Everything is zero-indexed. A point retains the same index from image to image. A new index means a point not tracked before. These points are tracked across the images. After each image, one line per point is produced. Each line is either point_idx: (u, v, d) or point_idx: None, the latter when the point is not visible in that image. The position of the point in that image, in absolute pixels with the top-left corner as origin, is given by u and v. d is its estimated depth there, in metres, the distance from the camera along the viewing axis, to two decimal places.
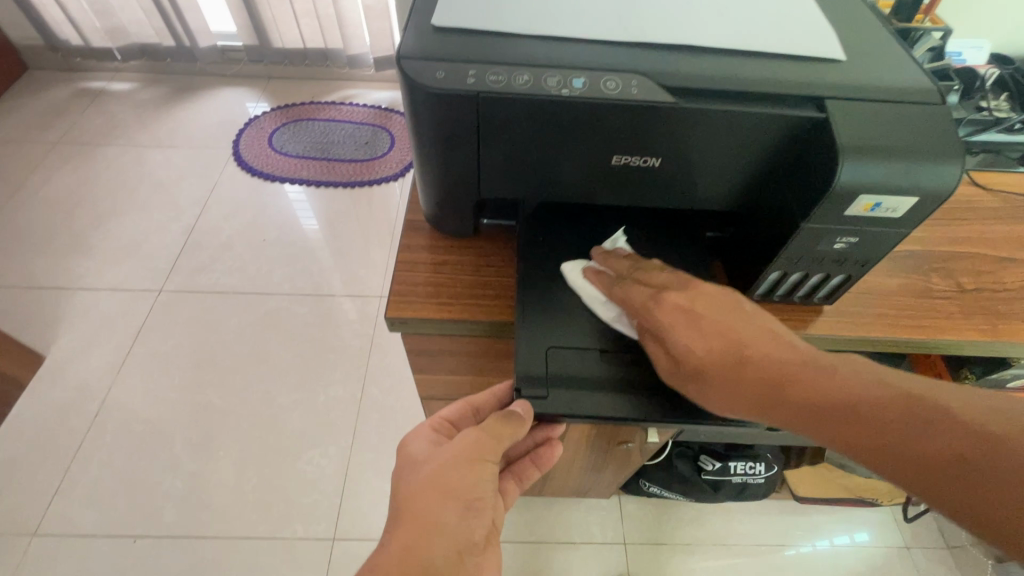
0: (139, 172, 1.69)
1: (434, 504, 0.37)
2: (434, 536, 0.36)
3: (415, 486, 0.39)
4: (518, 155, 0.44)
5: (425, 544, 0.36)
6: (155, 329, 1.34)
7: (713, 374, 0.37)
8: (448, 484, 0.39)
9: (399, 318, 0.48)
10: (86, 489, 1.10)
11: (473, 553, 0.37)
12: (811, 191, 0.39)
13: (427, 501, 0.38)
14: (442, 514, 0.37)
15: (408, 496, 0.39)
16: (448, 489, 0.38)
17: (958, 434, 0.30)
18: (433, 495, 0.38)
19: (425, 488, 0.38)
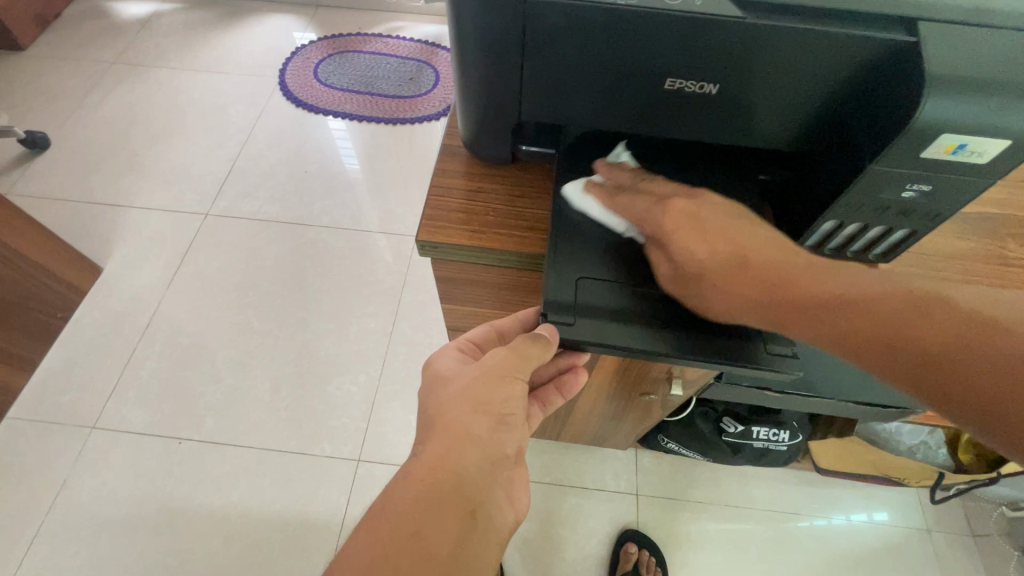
0: (189, 96, 1.71)
1: (468, 417, 0.38)
2: (468, 446, 0.37)
3: (447, 400, 0.40)
4: (563, 74, 0.42)
5: (459, 453, 0.37)
6: (201, 251, 1.40)
7: (710, 280, 0.38)
8: (481, 398, 0.39)
9: (430, 242, 0.47)
10: (139, 392, 1.19)
11: (504, 464, 0.39)
12: (883, 127, 0.35)
13: (460, 414, 0.38)
14: (475, 426, 0.38)
15: (440, 408, 0.39)
16: (480, 403, 0.39)
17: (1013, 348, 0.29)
18: (467, 408, 0.39)
19: (457, 401, 0.39)
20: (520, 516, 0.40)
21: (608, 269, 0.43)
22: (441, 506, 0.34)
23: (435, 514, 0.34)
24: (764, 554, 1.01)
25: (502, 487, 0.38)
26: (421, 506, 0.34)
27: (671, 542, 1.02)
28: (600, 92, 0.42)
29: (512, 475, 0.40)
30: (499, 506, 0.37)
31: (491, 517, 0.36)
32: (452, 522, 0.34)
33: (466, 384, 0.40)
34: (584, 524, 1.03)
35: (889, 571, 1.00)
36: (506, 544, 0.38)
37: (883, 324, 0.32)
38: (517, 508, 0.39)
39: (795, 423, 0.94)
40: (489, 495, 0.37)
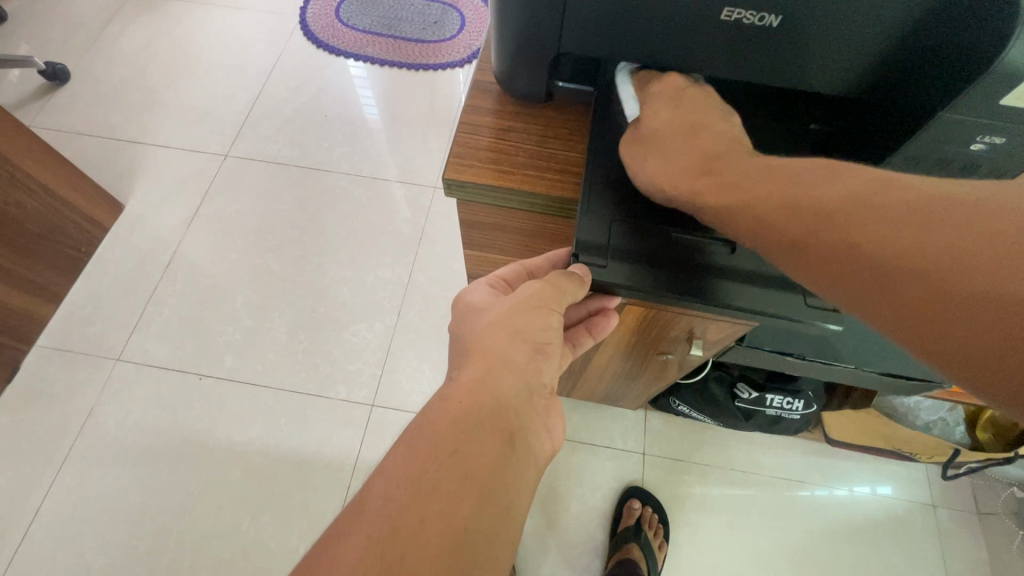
0: (207, 33, 1.67)
1: (504, 345, 0.38)
2: (505, 371, 0.36)
3: (482, 328, 0.39)
4: (611, 0, 0.39)
5: (496, 378, 0.36)
6: (221, 192, 1.40)
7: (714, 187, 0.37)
8: (517, 327, 0.39)
9: (457, 181, 0.46)
10: (161, 327, 1.22)
11: (540, 392, 0.38)
12: (962, 68, 0.32)
13: (496, 341, 0.38)
14: (513, 352, 0.38)
15: (475, 336, 0.39)
16: (516, 331, 0.38)
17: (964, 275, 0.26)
18: (503, 336, 0.38)
19: (493, 329, 0.39)
20: (556, 447, 0.40)
21: (645, 213, 0.42)
22: (479, 424, 0.33)
23: (473, 432, 0.33)
24: (766, 517, 1.03)
25: (539, 414, 0.37)
26: (459, 424, 0.33)
27: (675, 500, 1.04)
28: (649, 22, 0.39)
29: (548, 404, 0.39)
30: (537, 431, 0.36)
31: (529, 441, 0.36)
32: (490, 440, 0.33)
33: (503, 313, 0.39)
34: (590, 478, 1.05)
35: (889, 542, 1.01)
36: (543, 471, 0.37)
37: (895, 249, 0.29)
38: (553, 438, 0.39)
39: (810, 393, 0.92)
40: (527, 419, 0.36)
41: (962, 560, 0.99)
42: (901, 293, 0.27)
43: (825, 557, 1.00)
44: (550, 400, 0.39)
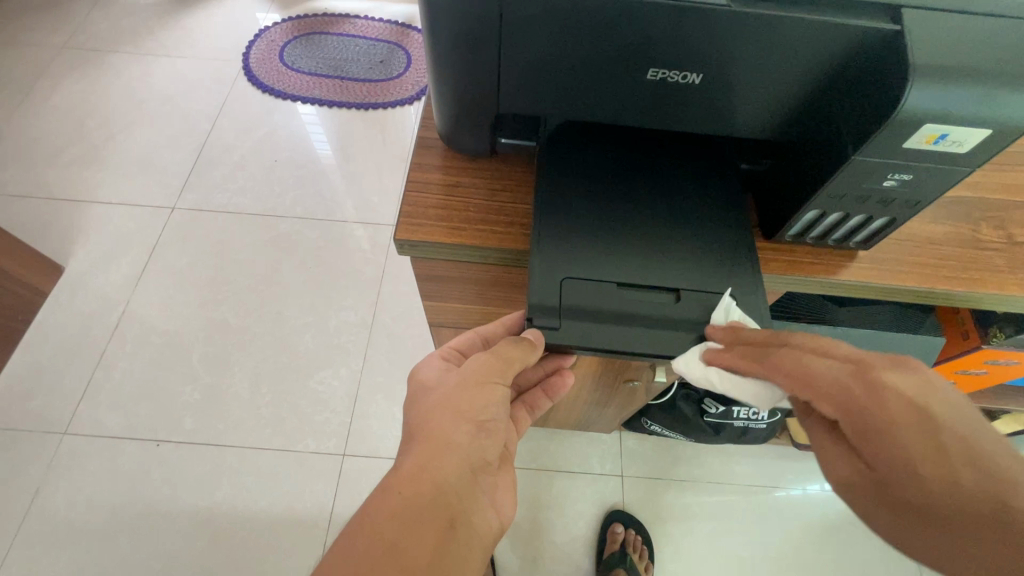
0: (147, 83, 1.63)
1: (448, 425, 0.37)
2: (446, 453, 0.36)
3: (428, 407, 0.39)
4: (544, 62, 0.40)
5: (437, 462, 0.35)
6: (169, 246, 1.35)
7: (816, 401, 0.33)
8: (460, 404, 0.39)
9: (407, 242, 0.46)
10: (111, 394, 1.15)
11: (485, 469, 0.38)
12: (867, 117, 0.35)
13: (439, 424, 0.38)
14: (455, 435, 0.37)
15: (420, 419, 0.39)
16: (460, 409, 0.38)
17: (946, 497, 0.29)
18: (447, 416, 0.38)
19: (437, 408, 0.39)
20: (504, 523, 0.39)
21: (598, 267, 0.41)
22: (419, 516, 0.33)
23: (412, 526, 0.32)
24: (745, 527, 1.04)
25: (484, 493, 0.37)
26: (399, 517, 0.32)
27: (656, 521, 1.05)
28: (580, 82, 0.41)
29: (493, 481, 0.39)
30: (482, 512, 0.36)
31: (472, 526, 0.35)
32: (430, 531, 0.32)
33: (447, 393, 0.39)
34: (571, 508, 1.05)
35: (863, 538, 1.04)
36: (489, 552, 0.37)
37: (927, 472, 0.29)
38: (501, 515, 0.39)
39: None
40: (469, 503, 0.35)
41: None
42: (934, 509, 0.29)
43: (806, 561, 1.02)
44: (495, 476, 0.39)
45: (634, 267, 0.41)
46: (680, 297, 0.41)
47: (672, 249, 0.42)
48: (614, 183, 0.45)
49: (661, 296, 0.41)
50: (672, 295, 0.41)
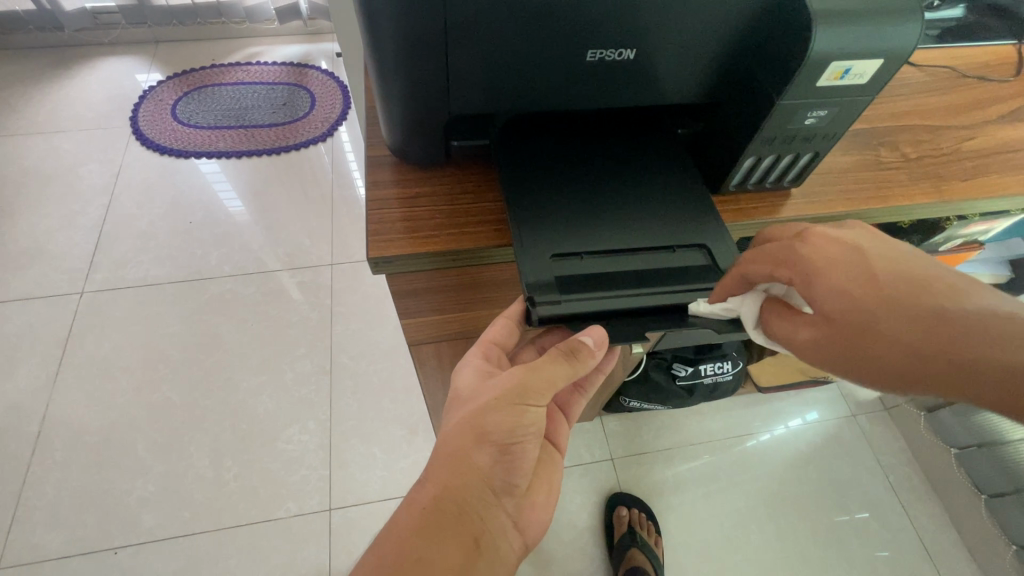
0: (23, 165, 1.48)
1: (468, 447, 0.39)
2: (468, 474, 0.38)
3: (453, 428, 0.40)
4: (490, 59, 0.41)
5: (460, 483, 0.37)
6: (86, 334, 1.22)
7: (822, 286, 0.33)
8: (483, 427, 0.39)
9: (383, 258, 0.45)
10: (47, 512, 1.02)
11: (508, 491, 0.40)
12: (785, 64, 0.39)
13: (463, 444, 0.39)
14: (477, 458, 0.39)
15: (447, 435, 0.40)
16: (483, 432, 0.39)
17: (950, 353, 0.30)
18: (469, 439, 0.39)
19: (461, 429, 0.40)
20: (527, 537, 0.42)
21: (585, 241, 0.42)
22: (443, 533, 0.35)
23: (437, 540, 0.35)
24: (734, 478, 1.09)
25: (504, 513, 0.40)
26: (424, 530, 0.35)
27: (654, 494, 1.07)
28: (524, 73, 0.43)
29: (517, 504, 0.41)
30: (502, 532, 0.38)
31: (494, 544, 0.37)
32: (451, 547, 0.35)
33: (476, 409, 0.40)
34: (572, 502, 1.06)
35: (837, 460, 1.12)
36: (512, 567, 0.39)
37: (940, 334, 0.30)
38: (523, 532, 0.41)
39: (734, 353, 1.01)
40: (489, 521, 0.38)
41: (890, 454, 1.13)
42: (954, 372, 0.29)
43: (793, 495, 1.08)
44: (521, 497, 0.42)
45: (615, 233, 0.43)
46: (675, 250, 0.43)
47: (650, 212, 0.45)
48: (572, 163, 0.47)
49: (657, 254, 0.43)
50: (666, 249, 0.43)
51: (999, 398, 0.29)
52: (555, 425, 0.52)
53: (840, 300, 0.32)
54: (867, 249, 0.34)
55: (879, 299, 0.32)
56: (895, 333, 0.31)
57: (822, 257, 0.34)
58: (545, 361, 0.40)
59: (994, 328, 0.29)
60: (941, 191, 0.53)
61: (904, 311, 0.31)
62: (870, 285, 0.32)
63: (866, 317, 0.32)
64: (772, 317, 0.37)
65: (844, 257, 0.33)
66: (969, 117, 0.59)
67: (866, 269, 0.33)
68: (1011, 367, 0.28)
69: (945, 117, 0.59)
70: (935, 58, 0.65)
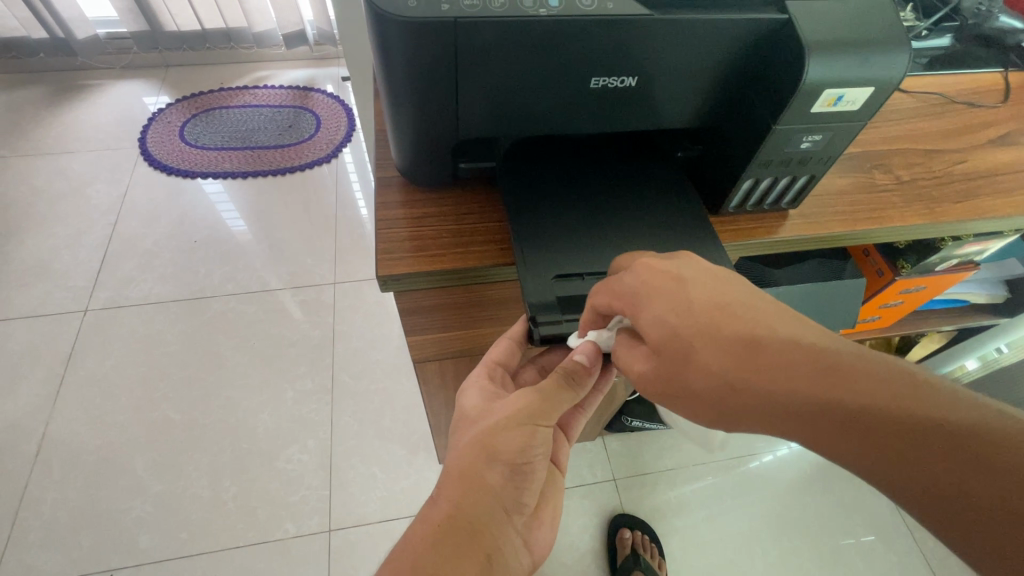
0: (32, 185, 1.51)
1: (481, 464, 0.39)
2: (480, 490, 0.38)
3: (464, 446, 0.40)
4: (497, 86, 0.43)
5: (472, 499, 0.37)
6: (88, 352, 1.23)
7: (655, 317, 0.34)
8: (496, 446, 0.40)
9: (390, 276, 0.46)
10: (43, 533, 1.01)
11: (518, 511, 0.40)
12: (780, 92, 0.41)
13: (475, 461, 0.39)
14: (489, 475, 0.39)
15: (457, 454, 0.40)
16: (496, 451, 0.39)
17: (817, 390, 0.28)
18: (482, 457, 0.39)
19: (473, 447, 0.40)
20: (534, 559, 0.41)
21: (588, 261, 0.44)
22: (459, 548, 0.35)
23: (452, 557, 0.34)
24: (738, 499, 1.08)
25: (515, 531, 0.39)
26: (439, 547, 0.35)
27: (657, 515, 1.06)
28: (530, 99, 0.44)
29: (525, 522, 0.41)
30: (514, 550, 0.38)
31: (507, 563, 0.37)
32: (467, 563, 0.34)
33: (487, 428, 0.41)
34: (575, 523, 1.05)
35: (841, 482, 1.11)
36: None
37: (802, 367, 0.29)
38: (531, 552, 0.41)
39: None
40: (502, 539, 0.37)
41: None
42: (827, 417, 0.28)
43: (796, 517, 1.07)
44: (528, 517, 0.42)
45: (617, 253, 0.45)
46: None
47: (651, 233, 0.46)
48: (575, 185, 0.49)
49: None
50: None
51: (855, 444, 0.27)
52: (558, 446, 0.51)
53: (663, 327, 0.33)
54: (687, 279, 0.35)
55: (725, 333, 0.32)
56: (749, 369, 0.30)
57: (679, 287, 0.34)
58: (549, 383, 0.42)
59: (845, 358, 0.29)
60: (934, 213, 0.55)
61: (750, 339, 0.31)
62: (724, 318, 0.32)
63: (725, 350, 0.31)
64: (620, 346, 0.37)
65: (697, 288, 0.34)
66: (959, 141, 0.61)
67: (723, 303, 0.33)
68: (851, 405, 0.28)
69: (935, 141, 0.61)
70: (926, 84, 0.67)
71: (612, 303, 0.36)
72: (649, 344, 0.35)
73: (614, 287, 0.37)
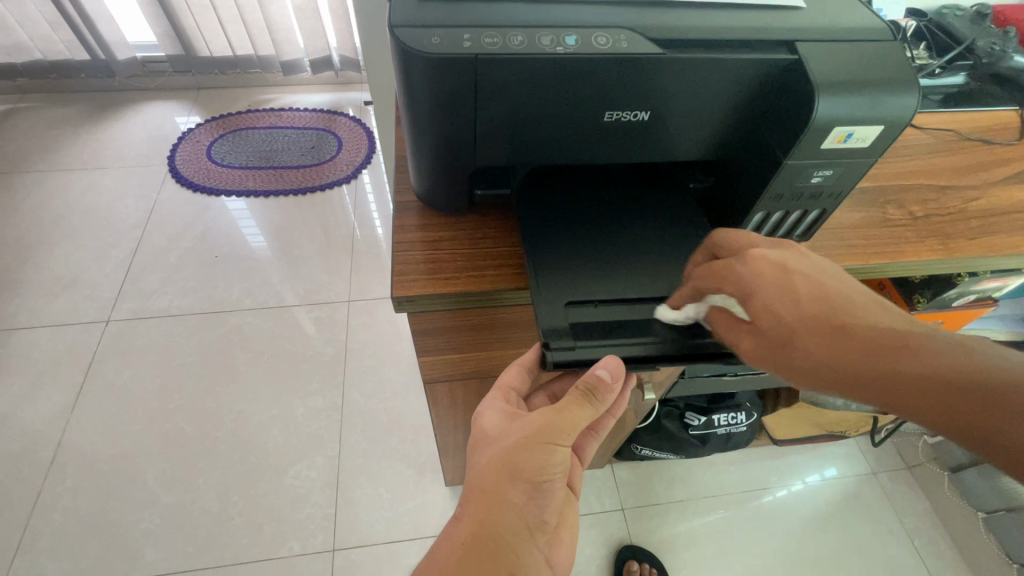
0: (65, 199, 1.57)
1: (502, 485, 0.39)
2: (503, 511, 0.38)
3: (485, 467, 0.40)
4: (514, 118, 0.44)
5: (495, 520, 0.38)
6: (107, 362, 1.25)
7: (759, 303, 0.34)
8: (517, 465, 0.39)
9: (406, 297, 0.47)
10: (53, 540, 1.02)
11: (542, 531, 0.39)
12: (790, 128, 0.42)
13: (496, 482, 0.39)
14: (511, 495, 0.39)
15: (478, 474, 0.40)
16: (516, 470, 0.39)
17: (937, 374, 0.28)
18: (502, 477, 0.39)
19: (493, 468, 0.40)
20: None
21: (599, 289, 0.44)
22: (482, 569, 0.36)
23: None
24: (750, 534, 1.06)
25: (539, 552, 0.39)
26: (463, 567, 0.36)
27: (666, 548, 1.04)
28: (545, 131, 0.46)
29: (549, 542, 0.40)
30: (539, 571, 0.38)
31: None
32: None
33: (507, 448, 0.40)
34: (581, 553, 1.03)
35: (858, 521, 1.08)
36: None
37: (909, 354, 0.29)
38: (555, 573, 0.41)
39: (748, 404, 1.01)
40: (525, 559, 0.38)
41: (914, 516, 1.09)
42: (941, 402, 0.28)
43: (810, 556, 1.04)
44: (552, 537, 0.41)
45: (629, 282, 0.45)
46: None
47: (662, 263, 0.46)
48: (588, 213, 0.50)
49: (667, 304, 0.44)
50: None
51: (981, 428, 0.27)
52: (573, 469, 0.50)
53: (773, 314, 0.33)
54: (796, 268, 0.34)
55: (830, 321, 0.31)
56: (858, 355, 0.30)
57: (784, 274, 0.34)
58: (567, 403, 0.41)
59: (964, 346, 0.29)
60: (948, 249, 0.55)
61: (855, 329, 0.31)
62: (831, 306, 0.32)
63: (831, 338, 0.31)
64: (720, 326, 0.38)
65: (804, 276, 0.34)
66: (973, 178, 0.61)
67: (829, 291, 0.33)
68: (971, 390, 0.27)
69: (949, 178, 0.61)
70: (940, 121, 0.68)
71: (722, 287, 0.36)
72: (753, 327, 0.35)
73: (717, 275, 0.37)
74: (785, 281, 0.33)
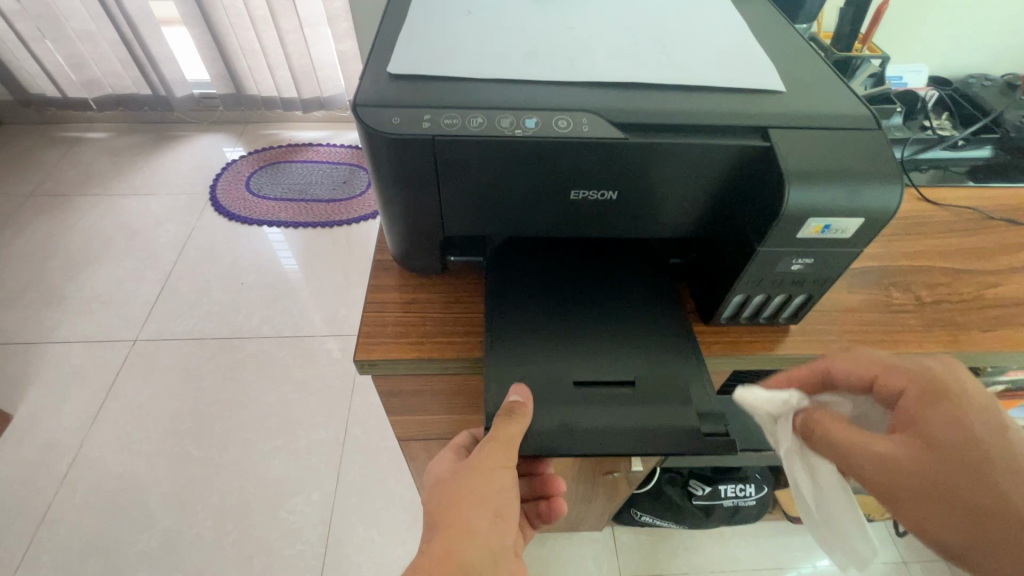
0: (114, 221, 1.68)
1: (467, 511, 0.40)
2: (467, 537, 0.39)
3: (446, 499, 0.41)
4: (480, 192, 0.45)
5: (462, 548, 0.38)
6: (129, 380, 1.31)
7: (922, 423, 0.36)
8: (476, 493, 0.40)
9: (366, 361, 0.47)
10: (56, 554, 1.05)
11: (506, 557, 0.40)
12: (762, 216, 0.40)
13: (460, 509, 0.40)
14: (475, 520, 0.39)
15: (441, 507, 0.41)
16: (476, 497, 0.40)
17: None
18: (467, 505, 0.40)
19: (456, 497, 0.40)
20: None
21: (553, 371, 0.43)
22: None
23: None
24: None
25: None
26: None
27: None
28: (513, 204, 0.46)
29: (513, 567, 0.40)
30: None
31: None
32: None
33: (462, 480, 0.41)
34: None
35: None
36: None
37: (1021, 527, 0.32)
38: None
39: (758, 476, 0.97)
40: None
41: None
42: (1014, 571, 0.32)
43: None
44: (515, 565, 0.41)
45: (587, 364, 0.43)
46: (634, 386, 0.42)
47: (627, 344, 0.44)
48: (557, 286, 0.49)
49: (616, 391, 0.42)
50: (628, 385, 0.42)
51: None
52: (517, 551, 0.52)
53: (930, 440, 0.35)
54: (984, 414, 0.35)
55: (977, 470, 0.33)
56: (975, 507, 0.33)
57: (965, 418, 0.35)
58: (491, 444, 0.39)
59: None
60: (957, 341, 0.50)
61: (992, 487, 0.33)
62: (986, 461, 0.34)
63: (968, 484, 0.33)
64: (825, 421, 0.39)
65: (984, 423, 0.35)
66: (995, 262, 0.57)
67: (999, 451, 0.34)
68: None
69: (966, 261, 0.57)
70: (963, 197, 0.63)
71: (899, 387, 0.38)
72: (902, 439, 0.36)
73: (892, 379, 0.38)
74: (963, 421, 0.35)
